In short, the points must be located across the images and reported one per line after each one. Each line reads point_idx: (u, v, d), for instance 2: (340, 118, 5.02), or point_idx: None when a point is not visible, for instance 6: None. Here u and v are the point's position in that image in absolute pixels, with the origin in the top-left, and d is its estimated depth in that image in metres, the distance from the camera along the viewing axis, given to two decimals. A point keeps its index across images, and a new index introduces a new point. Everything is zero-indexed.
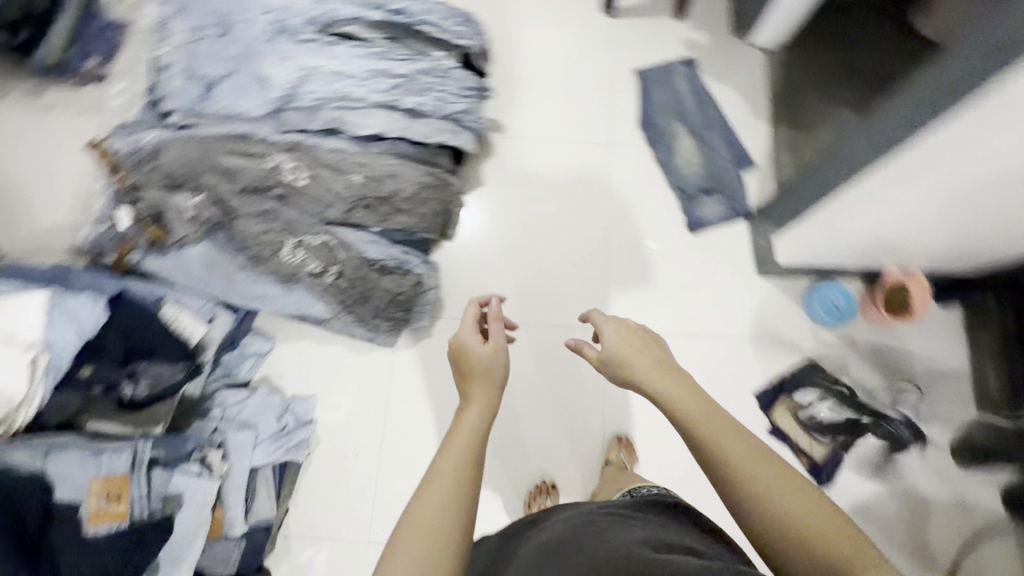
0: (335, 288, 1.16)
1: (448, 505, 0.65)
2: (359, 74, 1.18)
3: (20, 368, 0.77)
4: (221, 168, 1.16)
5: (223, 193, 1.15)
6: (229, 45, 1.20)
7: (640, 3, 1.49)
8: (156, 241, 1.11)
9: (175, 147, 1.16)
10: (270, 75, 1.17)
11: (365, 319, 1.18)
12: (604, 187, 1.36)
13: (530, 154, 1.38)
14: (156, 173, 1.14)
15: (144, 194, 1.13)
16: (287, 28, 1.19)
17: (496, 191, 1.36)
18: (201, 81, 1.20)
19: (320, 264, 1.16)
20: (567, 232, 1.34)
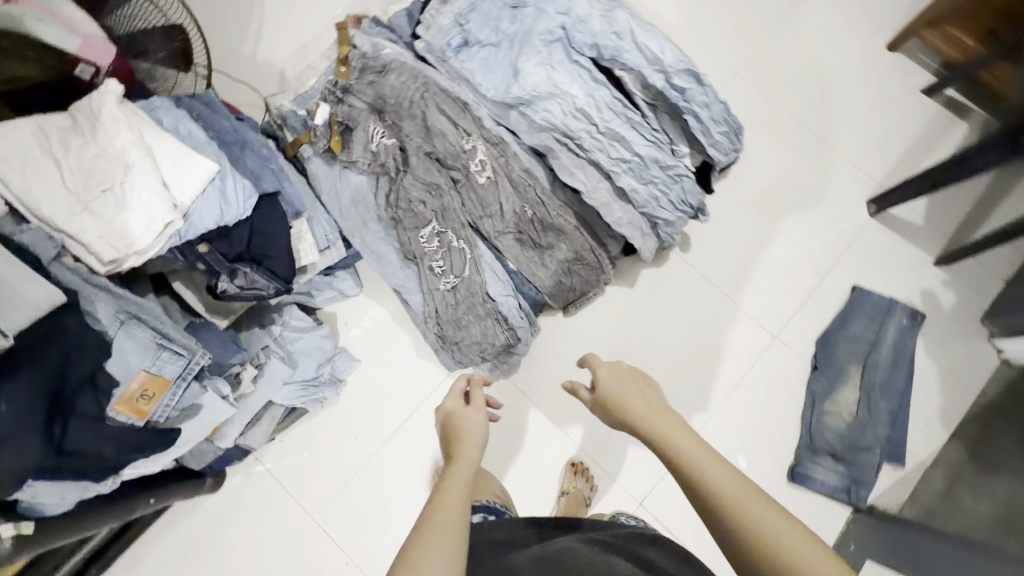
0: (440, 296, 1.10)
1: (456, 525, 0.59)
2: (600, 124, 1.07)
3: (156, 221, 0.76)
4: (426, 123, 1.13)
5: (411, 145, 1.12)
6: (510, 18, 1.12)
7: (909, 221, 1.28)
8: (330, 151, 1.09)
9: (403, 78, 1.15)
10: (523, 72, 1.09)
11: (444, 339, 1.12)
12: (736, 371, 1.20)
13: (692, 288, 1.24)
14: (374, 90, 1.14)
15: (351, 101, 1.12)
16: (570, 39, 1.10)
17: (635, 300, 1.24)
18: (462, 33, 1.14)
19: (444, 266, 1.10)
20: (669, 385, 1.21)
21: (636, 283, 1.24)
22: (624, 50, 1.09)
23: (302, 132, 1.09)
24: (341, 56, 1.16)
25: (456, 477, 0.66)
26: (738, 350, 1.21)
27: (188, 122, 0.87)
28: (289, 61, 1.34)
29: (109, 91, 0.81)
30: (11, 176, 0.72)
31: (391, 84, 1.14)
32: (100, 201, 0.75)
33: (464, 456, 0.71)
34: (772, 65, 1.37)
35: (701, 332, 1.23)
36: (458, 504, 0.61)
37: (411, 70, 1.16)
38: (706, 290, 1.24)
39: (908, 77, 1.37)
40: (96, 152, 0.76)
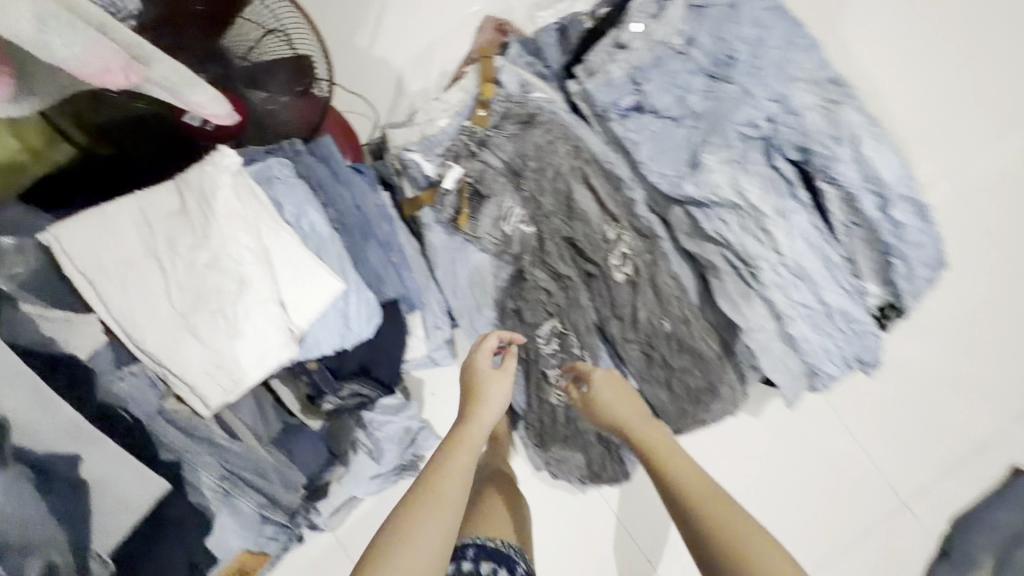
0: (548, 408, 0.96)
1: (456, 502, 0.64)
2: (785, 254, 0.86)
3: (267, 352, 0.64)
4: (570, 202, 0.94)
5: (547, 228, 0.93)
6: (702, 89, 0.87)
7: None
8: (455, 220, 0.92)
9: (551, 138, 0.94)
10: (705, 166, 0.87)
11: (541, 450, 0.99)
12: (853, 534, 1.06)
13: (828, 436, 1.07)
14: (515, 150, 0.94)
15: (486, 159, 0.93)
16: (775, 136, 0.86)
17: (760, 432, 1.07)
18: (635, 96, 0.91)
19: (558, 374, 0.95)
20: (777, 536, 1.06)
21: (763, 414, 1.07)
22: (840, 163, 0.86)
23: (427, 193, 0.92)
24: (482, 96, 0.94)
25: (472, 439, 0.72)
26: (862, 512, 1.06)
27: (313, 210, 0.71)
28: (409, 64, 1.13)
29: (227, 168, 0.66)
30: (109, 291, 0.59)
31: (535, 144, 0.94)
32: (208, 324, 0.61)
33: (483, 414, 0.77)
34: (984, 167, 1.08)
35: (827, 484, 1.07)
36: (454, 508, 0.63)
37: (562, 128, 0.94)
38: (843, 438, 1.07)
39: None
40: (208, 260, 0.62)
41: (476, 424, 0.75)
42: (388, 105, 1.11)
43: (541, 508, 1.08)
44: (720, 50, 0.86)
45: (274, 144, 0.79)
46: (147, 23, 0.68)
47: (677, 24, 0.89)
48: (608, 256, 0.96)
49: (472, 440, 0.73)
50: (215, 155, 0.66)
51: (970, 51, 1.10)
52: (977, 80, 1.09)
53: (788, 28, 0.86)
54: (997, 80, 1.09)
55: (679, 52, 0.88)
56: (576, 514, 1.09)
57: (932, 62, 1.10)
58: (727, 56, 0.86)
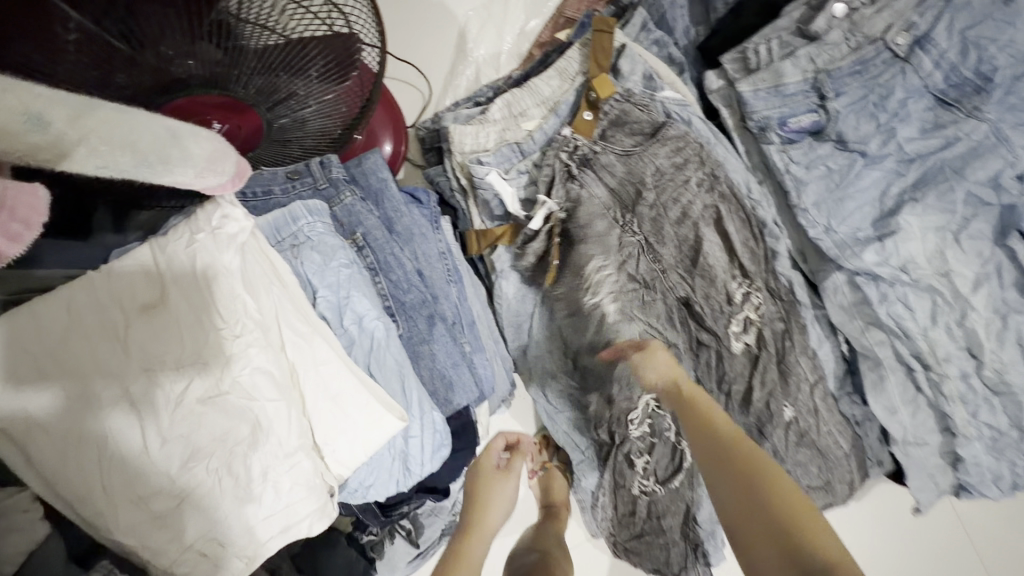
0: (625, 498, 0.76)
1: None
2: (986, 359, 0.64)
3: (293, 519, 0.43)
4: (693, 248, 0.69)
5: (656, 285, 0.69)
6: (920, 120, 0.61)
7: None
8: (540, 271, 0.69)
9: (682, 157, 0.68)
10: (902, 229, 0.62)
11: (608, 540, 0.79)
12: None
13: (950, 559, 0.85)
14: (629, 172, 0.67)
15: (591, 185, 0.66)
16: (1015, 203, 0.60)
17: (868, 542, 0.86)
18: (816, 114, 0.64)
19: (643, 462, 0.75)
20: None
21: (874, 513, 0.87)
22: None
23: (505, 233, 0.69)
24: (595, 92, 0.67)
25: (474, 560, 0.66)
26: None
27: (360, 297, 0.48)
28: (476, 14, 0.81)
29: (231, 241, 0.43)
30: (47, 448, 0.37)
31: (658, 168, 0.68)
32: (206, 490, 0.40)
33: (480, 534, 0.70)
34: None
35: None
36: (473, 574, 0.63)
37: (698, 145, 0.69)
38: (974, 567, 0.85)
39: None
40: (204, 392, 0.41)
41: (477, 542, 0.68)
42: (444, 73, 0.82)
43: None
44: (962, 63, 0.59)
45: (292, 168, 0.56)
46: None
47: (905, 12, 0.61)
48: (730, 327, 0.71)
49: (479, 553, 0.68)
50: (212, 218, 0.43)
51: None
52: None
53: None
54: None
55: (897, 58, 0.61)
56: None
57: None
58: (977, 74, 0.59)
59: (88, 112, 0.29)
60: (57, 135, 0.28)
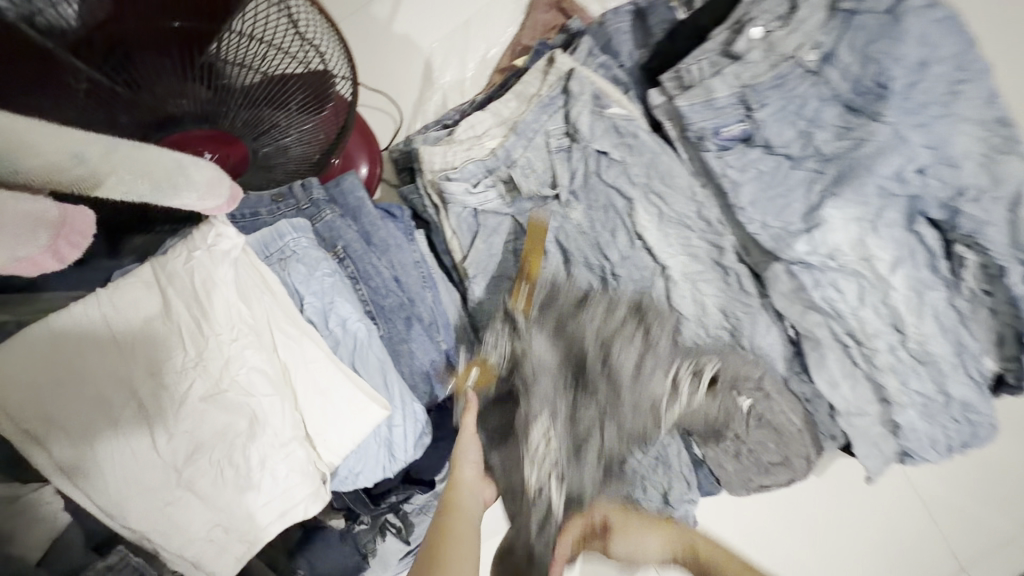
0: None
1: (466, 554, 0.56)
2: (908, 333, 0.72)
3: (289, 503, 0.48)
4: (649, 418, 0.69)
5: (589, 465, 0.66)
6: (833, 124, 0.69)
7: None
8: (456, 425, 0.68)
9: (616, 320, 0.71)
10: (826, 222, 0.70)
11: None
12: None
13: (897, 513, 0.95)
14: (574, 346, 0.70)
15: (540, 365, 0.68)
16: (921, 193, 0.68)
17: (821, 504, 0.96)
18: (745, 123, 0.72)
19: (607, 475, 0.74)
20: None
21: (827, 475, 0.97)
22: (997, 227, 0.67)
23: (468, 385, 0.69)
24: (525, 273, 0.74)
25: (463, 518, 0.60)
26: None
27: (343, 301, 0.53)
28: (441, 45, 0.89)
29: (226, 257, 0.48)
30: (64, 446, 0.42)
31: (595, 332, 0.70)
32: (211, 480, 0.45)
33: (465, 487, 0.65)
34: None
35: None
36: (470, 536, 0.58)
37: (633, 308, 0.73)
38: (918, 518, 0.94)
39: None
40: (206, 391, 0.46)
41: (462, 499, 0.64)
42: (415, 100, 0.89)
43: None
44: (865, 74, 0.68)
45: (275, 190, 0.61)
46: (97, 26, 0.45)
47: (813, 33, 0.70)
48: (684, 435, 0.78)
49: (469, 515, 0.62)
50: (206, 232, 0.48)
51: None
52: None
53: (961, 46, 0.66)
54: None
55: (809, 72, 0.70)
56: None
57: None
58: (876, 83, 0.67)
59: (113, 150, 0.36)
60: (93, 168, 0.35)
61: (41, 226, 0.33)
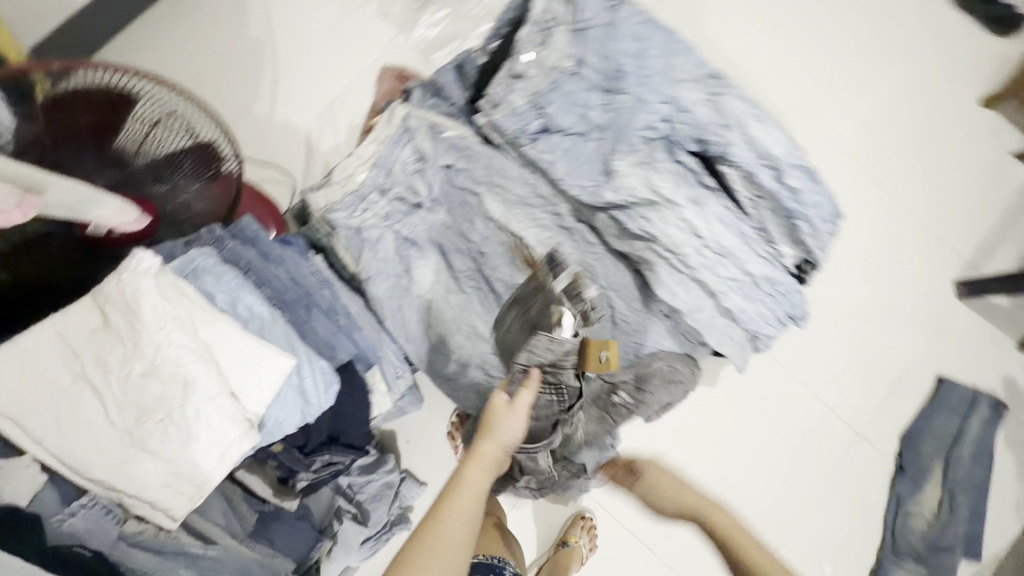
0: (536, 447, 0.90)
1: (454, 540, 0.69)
2: (705, 236, 0.94)
3: (226, 447, 0.61)
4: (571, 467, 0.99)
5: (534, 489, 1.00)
6: (600, 104, 0.95)
7: (995, 306, 1.24)
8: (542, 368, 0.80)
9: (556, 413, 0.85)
10: (619, 173, 0.94)
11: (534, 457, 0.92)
12: (817, 487, 1.14)
13: (779, 392, 1.16)
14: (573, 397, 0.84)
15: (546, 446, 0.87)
16: (673, 134, 0.94)
17: (719, 405, 1.15)
18: (541, 118, 0.96)
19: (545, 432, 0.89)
20: (735, 506, 1.12)
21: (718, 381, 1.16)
22: (734, 143, 0.93)
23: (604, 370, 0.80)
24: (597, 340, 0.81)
25: (459, 505, 0.72)
26: (818, 462, 1.15)
27: (247, 293, 0.70)
28: (314, 122, 1.13)
29: (148, 271, 0.64)
30: (35, 424, 0.57)
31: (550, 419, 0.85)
32: (157, 436, 0.59)
33: (482, 456, 0.76)
34: (846, 112, 1.26)
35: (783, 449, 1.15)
36: (455, 528, 0.70)
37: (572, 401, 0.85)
38: (796, 390, 1.17)
39: (999, 137, 1.28)
40: (144, 369, 0.60)
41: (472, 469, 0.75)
42: (303, 167, 1.11)
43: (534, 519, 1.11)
44: (609, 66, 0.94)
45: (191, 240, 0.78)
46: (30, 142, 0.63)
47: (564, 47, 0.95)
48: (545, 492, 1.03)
49: (470, 489, 0.74)
50: (130, 261, 0.63)
51: (811, 34, 1.29)
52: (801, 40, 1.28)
53: (663, 35, 0.94)
54: (834, 39, 1.29)
55: (571, 72, 0.95)
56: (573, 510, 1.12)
57: (743, 19, 1.29)
58: (615, 70, 0.94)
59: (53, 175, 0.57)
60: (41, 182, 0.56)
61: (11, 195, 0.53)
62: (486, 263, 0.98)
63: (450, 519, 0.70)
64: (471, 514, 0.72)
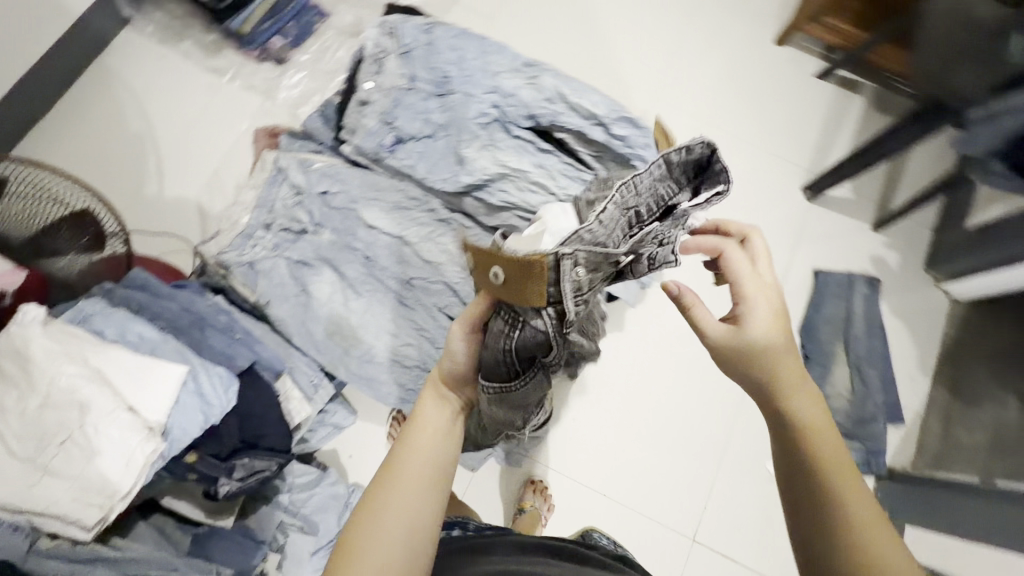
0: (509, 384, 0.67)
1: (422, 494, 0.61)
2: (556, 192, 1.06)
3: (132, 454, 0.66)
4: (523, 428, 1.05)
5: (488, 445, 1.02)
6: (438, 107, 1.09)
7: (844, 198, 1.40)
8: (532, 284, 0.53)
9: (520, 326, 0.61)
10: (470, 159, 1.07)
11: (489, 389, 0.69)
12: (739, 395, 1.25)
13: (676, 320, 1.29)
14: (525, 347, 0.62)
15: (512, 389, 0.68)
16: (505, 115, 1.08)
17: (626, 347, 1.27)
18: (392, 131, 1.10)
19: (513, 365, 0.65)
20: (671, 439, 1.21)
21: (625, 323, 1.28)
22: (559, 111, 1.09)
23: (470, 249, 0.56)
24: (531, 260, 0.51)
25: (413, 457, 0.63)
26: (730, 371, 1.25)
27: (136, 323, 0.77)
28: (202, 189, 1.24)
29: (34, 320, 0.70)
30: None
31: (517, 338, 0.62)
32: (62, 456, 0.64)
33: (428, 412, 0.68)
34: (667, 74, 1.46)
35: (699, 371, 1.27)
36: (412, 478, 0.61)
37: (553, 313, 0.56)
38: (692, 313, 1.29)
39: (799, 63, 1.50)
40: (41, 402, 0.66)
41: (420, 428, 0.66)
42: (200, 232, 1.20)
43: (491, 495, 1.15)
44: (437, 75, 1.10)
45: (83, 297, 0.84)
46: None
47: (395, 70, 1.11)
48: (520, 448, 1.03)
49: (422, 445, 0.65)
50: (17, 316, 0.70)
51: (620, 16, 1.50)
52: (615, 27, 1.49)
53: (475, 42, 1.12)
54: (642, 18, 1.51)
55: (406, 87, 1.10)
56: (525, 474, 1.17)
57: (561, 18, 1.48)
58: (442, 77, 1.09)
59: None
60: None
61: None
62: (376, 265, 1.08)
63: (407, 478, 0.61)
64: (428, 468, 0.63)
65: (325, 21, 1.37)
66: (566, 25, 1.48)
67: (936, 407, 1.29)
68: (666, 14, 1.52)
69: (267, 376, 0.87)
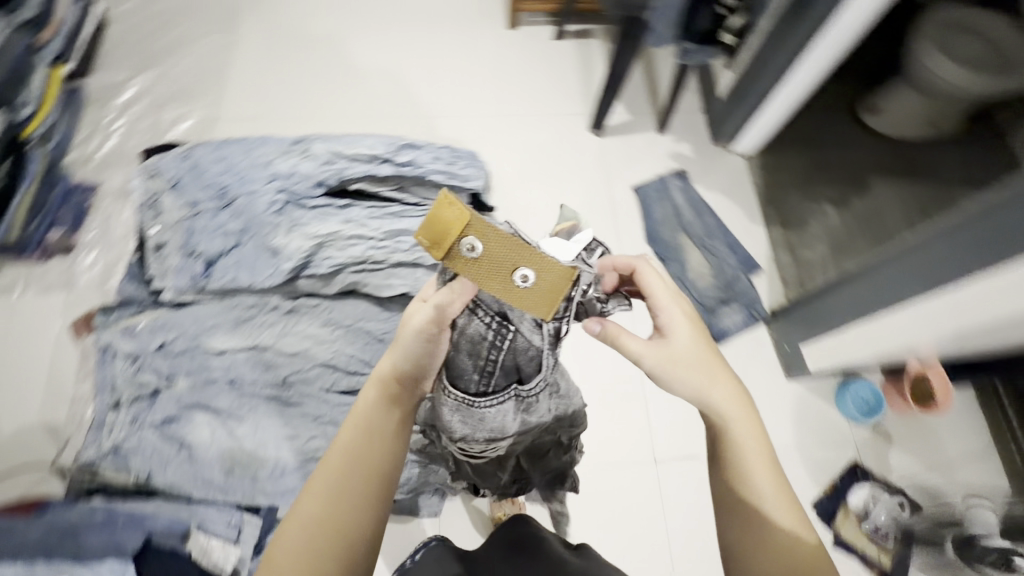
0: (472, 408, 0.62)
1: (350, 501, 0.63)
2: (376, 236, 1.11)
3: None
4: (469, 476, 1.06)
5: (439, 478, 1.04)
6: (230, 216, 1.11)
7: (626, 121, 1.58)
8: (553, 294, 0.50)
9: (505, 346, 0.58)
10: (282, 246, 1.09)
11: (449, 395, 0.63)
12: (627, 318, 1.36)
13: None
14: (509, 359, 0.59)
15: (477, 410, 0.63)
16: (295, 193, 1.12)
17: None
18: (199, 258, 1.10)
19: (483, 382, 0.61)
20: (596, 386, 1.28)
21: None
22: (343, 167, 1.15)
23: (483, 222, 0.47)
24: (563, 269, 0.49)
25: (348, 456, 0.65)
26: None
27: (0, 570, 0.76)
28: (41, 408, 1.16)
29: None
30: None
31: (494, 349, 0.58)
32: None
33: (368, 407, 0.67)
34: (433, 92, 1.58)
35: None
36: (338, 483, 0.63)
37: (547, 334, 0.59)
38: None
39: (534, 35, 1.68)
40: None
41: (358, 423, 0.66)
42: (56, 449, 1.12)
43: (467, 526, 1.15)
44: (215, 190, 1.12)
45: None
46: None
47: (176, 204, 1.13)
48: (477, 483, 0.94)
49: (355, 444, 0.65)
50: None
51: (369, 65, 1.61)
52: (370, 75, 1.59)
53: (238, 147, 1.18)
54: (389, 57, 1.62)
55: (195, 214, 1.12)
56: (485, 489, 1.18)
57: (319, 89, 1.56)
58: (222, 190, 1.13)
59: None
60: None
61: None
62: (243, 384, 1.04)
63: (336, 483, 0.63)
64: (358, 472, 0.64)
65: (95, 194, 1.35)
66: (327, 93, 1.56)
67: (779, 243, 1.47)
68: (407, 45, 1.65)
69: (170, 542, 0.89)
